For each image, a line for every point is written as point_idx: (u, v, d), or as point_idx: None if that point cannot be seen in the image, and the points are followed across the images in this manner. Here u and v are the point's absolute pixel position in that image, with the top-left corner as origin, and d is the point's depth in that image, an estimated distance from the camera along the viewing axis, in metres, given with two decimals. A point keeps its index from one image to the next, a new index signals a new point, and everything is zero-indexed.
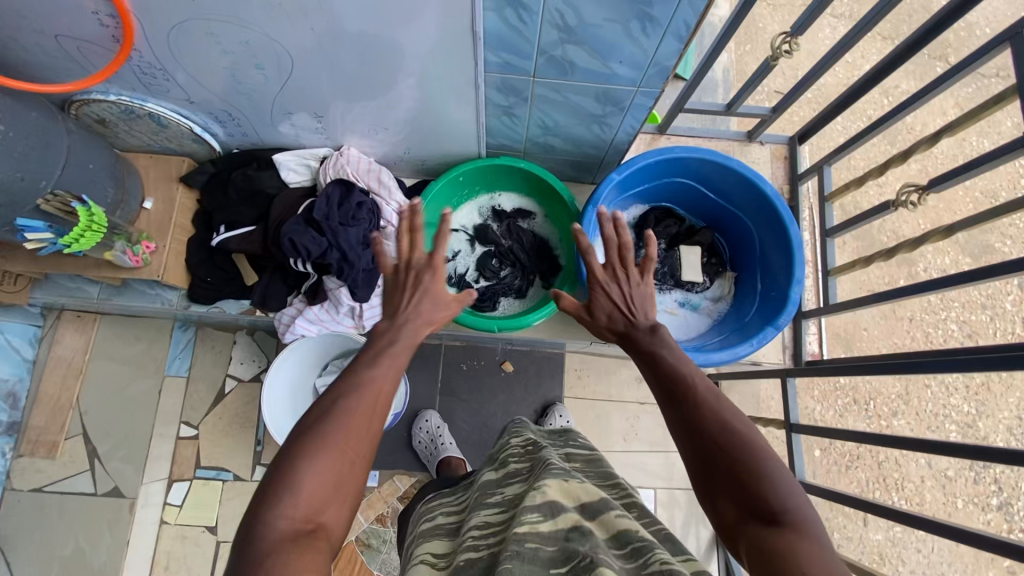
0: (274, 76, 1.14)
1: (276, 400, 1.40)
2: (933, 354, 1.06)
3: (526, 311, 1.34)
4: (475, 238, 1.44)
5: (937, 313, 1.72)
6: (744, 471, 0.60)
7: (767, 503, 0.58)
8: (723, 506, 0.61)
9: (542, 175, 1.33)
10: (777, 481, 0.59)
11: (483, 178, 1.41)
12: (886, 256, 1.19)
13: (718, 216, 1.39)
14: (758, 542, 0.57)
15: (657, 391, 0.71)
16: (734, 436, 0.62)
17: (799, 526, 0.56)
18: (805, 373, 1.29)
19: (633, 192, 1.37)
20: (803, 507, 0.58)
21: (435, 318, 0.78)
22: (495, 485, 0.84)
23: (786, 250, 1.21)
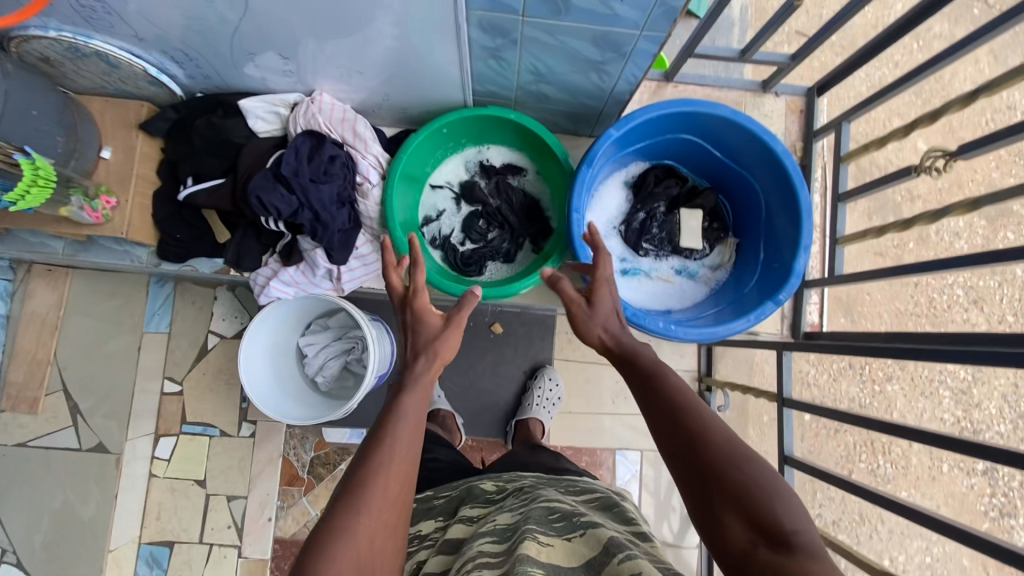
0: (228, 10, 1.00)
1: (257, 343, 1.35)
2: (937, 337, 1.00)
3: (514, 280, 1.27)
4: (460, 196, 1.35)
5: (946, 279, 1.63)
6: (753, 489, 0.66)
7: (775, 523, 0.64)
8: (733, 531, 0.66)
9: (534, 128, 1.22)
10: (783, 502, 0.65)
11: (469, 130, 1.29)
12: (900, 227, 1.10)
13: (723, 176, 1.29)
14: (770, 564, 0.62)
15: (658, 418, 0.78)
16: (740, 457, 0.69)
17: (807, 547, 0.62)
18: (803, 349, 1.24)
19: (631, 148, 1.26)
20: (808, 530, 0.64)
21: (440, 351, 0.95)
22: (491, 519, 0.90)
23: (794, 216, 1.12)
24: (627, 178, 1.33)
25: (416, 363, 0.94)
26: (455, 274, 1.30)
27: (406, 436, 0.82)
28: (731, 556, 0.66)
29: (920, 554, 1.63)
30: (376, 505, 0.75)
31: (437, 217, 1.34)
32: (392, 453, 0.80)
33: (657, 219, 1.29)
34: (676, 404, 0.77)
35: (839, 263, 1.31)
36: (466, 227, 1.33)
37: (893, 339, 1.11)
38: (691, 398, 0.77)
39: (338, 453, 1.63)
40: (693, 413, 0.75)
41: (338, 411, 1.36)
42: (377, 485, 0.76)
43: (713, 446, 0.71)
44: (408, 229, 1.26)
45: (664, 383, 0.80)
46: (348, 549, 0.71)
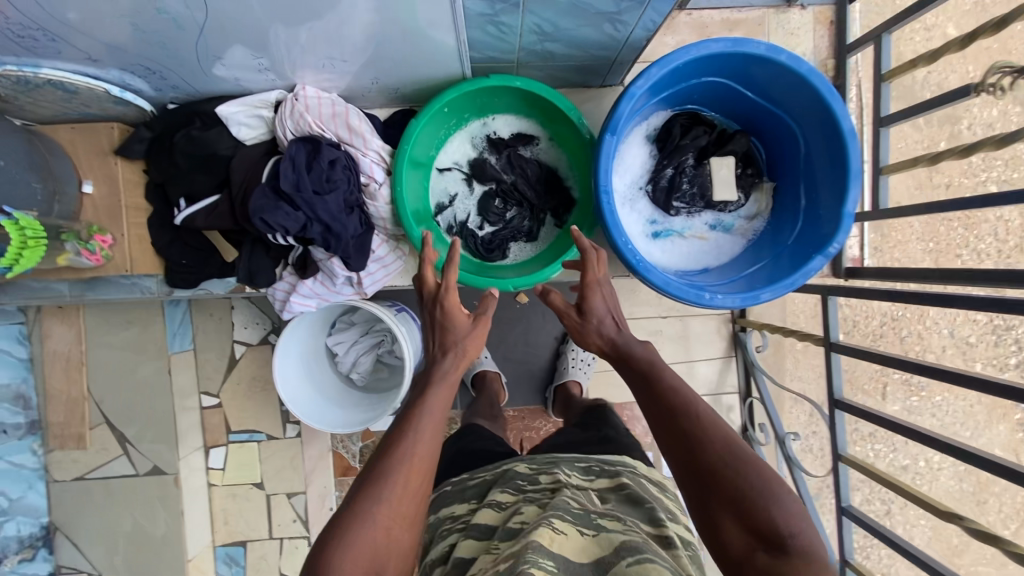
0: (186, 16, 0.88)
1: (289, 353, 1.32)
2: (1002, 275, 0.94)
3: (541, 262, 1.20)
4: (471, 176, 1.24)
5: (979, 175, 1.34)
6: (755, 499, 0.78)
7: (773, 526, 0.77)
8: (733, 539, 0.79)
9: (544, 93, 1.10)
10: (779, 509, 0.78)
11: (472, 103, 1.17)
12: (960, 153, 1.00)
13: (754, 116, 1.18)
14: (768, 565, 0.75)
15: (667, 431, 0.86)
16: (742, 471, 0.80)
17: (800, 545, 0.75)
18: (848, 293, 1.20)
19: (653, 99, 1.15)
20: (804, 530, 0.77)
21: (465, 349, 0.96)
22: (514, 508, 0.93)
23: (840, 157, 1.04)
24: (650, 129, 1.22)
25: (444, 360, 0.94)
26: (478, 263, 1.23)
27: (424, 433, 0.85)
28: (735, 553, 0.79)
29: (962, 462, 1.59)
30: (396, 500, 0.79)
31: (450, 203, 1.25)
32: (412, 450, 0.83)
33: (687, 172, 1.19)
34: (689, 420, 0.85)
35: (883, 194, 1.21)
36: (482, 210, 1.24)
37: (938, 276, 1.06)
38: (702, 413, 0.85)
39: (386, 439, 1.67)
40: (704, 429, 0.84)
41: (377, 414, 1.35)
42: (396, 482, 0.80)
43: (721, 460, 0.81)
44: (423, 224, 1.18)
45: (677, 399, 0.87)
46: (367, 539, 0.76)
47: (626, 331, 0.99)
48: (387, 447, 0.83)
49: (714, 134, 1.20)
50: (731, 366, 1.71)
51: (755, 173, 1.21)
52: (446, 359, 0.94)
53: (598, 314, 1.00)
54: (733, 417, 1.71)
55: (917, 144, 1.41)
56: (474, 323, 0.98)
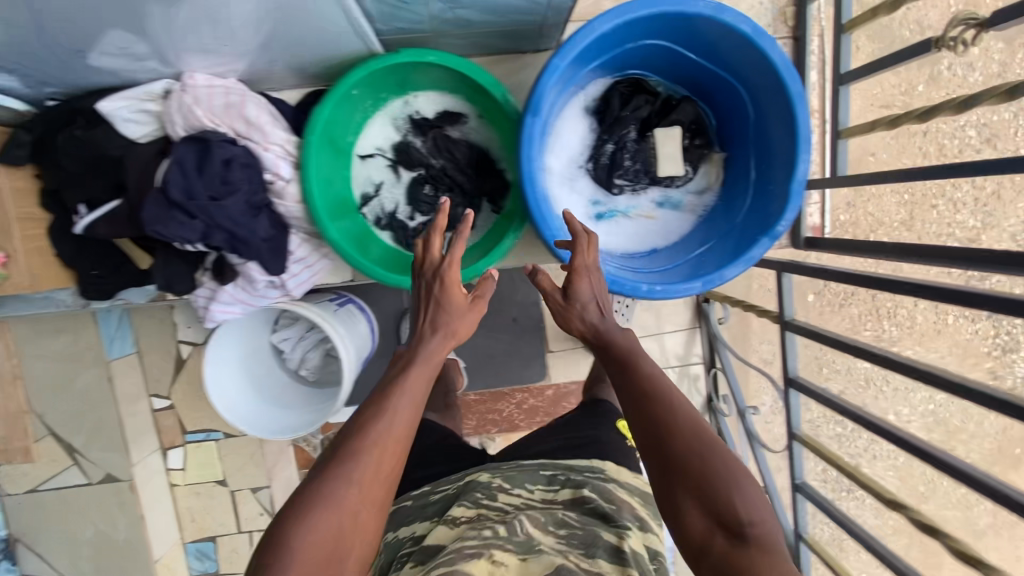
0: (21, 9, 0.75)
1: (223, 359, 1.25)
2: (953, 254, 0.87)
3: (478, 253, 1.10)
4: (397, 162, 1.13)
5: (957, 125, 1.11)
6: (714, 485, 0.69)
7: (731, 515, 0.68)
8: (692, 523, 0.70)
9: (463, 68, 0.98)
10: (744, 494, 0.68)
11: (387, 81, 1.05)
12: (921, 116, 0.91)
13: (701, 80, 1.07)
14: (726, 553, 0.67)
15: (634, 406, 0.77)
16: (710, 450, 0.71)
17: (757, 535, 0.67)
18: (801, 272, 1.13)
19: (588, 67, 1.03)
20: (764, 519, 0.68)
21: (456, 329, 0.88)
22: (465, 531, 0.90)
23: (789, 126, 0.94)
24: (589, 99, 1.10)
25: (432, 342, 0.85)
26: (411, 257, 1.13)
27: (400, 417, 0.76)
28: (689, 541, 0.70)
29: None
30: (365, 485, 0.71)
31: (376, 192, 1.14)
32: (387, 431, 0.75)
33: (630, 146, 1.09)
34: (658, 404, 0.75)
35: (842, 162, 1.14)
36: (410, 199, 1.13)
37: (902, 256, 0.97)
38: (672, 396, 0.75)
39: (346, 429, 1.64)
40: (671, 412, 0.74)
41: (317, 418, 1.28)
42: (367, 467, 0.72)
43: (684, 443, 0.72)
44: (345, 219, 1.07)
45: (647, 383, 0.77)
46: (330, 525, 0.68)
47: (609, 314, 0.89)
48: (358, 426, 0.75)
49: (659, 102, 1.09)
50: (696, 336, 1.66)
51: (704, 144, 1.11)
52: (436, 337, 0.85)
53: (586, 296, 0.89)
54: (698, 388, 1.67)
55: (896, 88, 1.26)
56: (471, 305, 0.91)
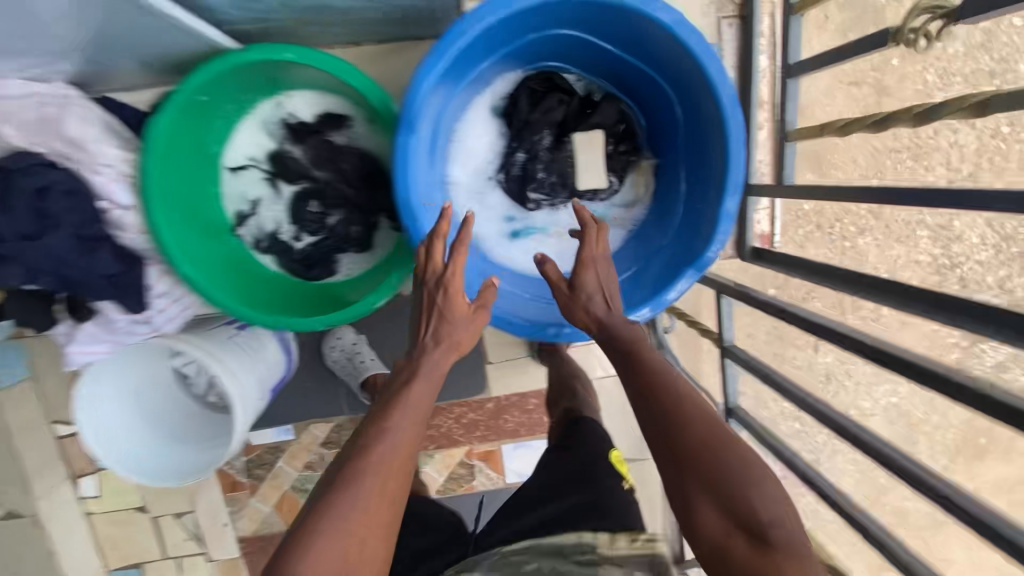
0: None
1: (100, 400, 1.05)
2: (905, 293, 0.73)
3: (373, 283, 0.95)
4: (274, 175, 0.95)
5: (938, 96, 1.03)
6: (732, 483, 0.58)
7: (751, 518, 0.57)
8: (707, 526, 0.59)
9: (327, 63, 0.78)
10: (762, 492, 0.58)
11: (244, 82, 0.85)
12: (877, 128, 0.76)
13: (624, 76, 0.90)
14: (746, 559, 0.56)
15: (640, 402, 0.66)
16: (720, 445, 0.60)
17: (784, 540, 0.56)
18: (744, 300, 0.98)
19: (487, 61, 0.85)
20: (786, 522, 0.57)
21: (460, 340, 0.76)
22: None
23: (721, 135, 0.78)
24: (497, 99, 0.93)
25: (438, 352, 0.73)
26: (300, 285, 0.98)
27: (406, 435, 0.66)
28: (704, 550, 0.59)
29: (886, 395, 1.25)
30: (368, 509, 0.61)
31: (253, 210, 0.97)
32: (393, 449, 0.65)
33: (544, 155, 0.93)
34: (665, 397, 0.64)
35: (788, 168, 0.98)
36: (294, 217, 0.96)
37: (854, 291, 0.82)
38: (679, 390, 0.65)
39: (272, 451, 1.55)
40: (679, 407, 0.63)
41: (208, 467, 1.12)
42: (373, 486, 0.62)
43: (695, 439, 0.61)
44: (212, 247, 0.91)
45: (652, 377, 0.67)
46: (332, 551, 0.58)
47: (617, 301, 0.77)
48: (365, 442, 0.65)
49: (577, 101, 0.93)
50: None
51: (632, 149, 0.96)
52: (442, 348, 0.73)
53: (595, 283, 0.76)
54: None
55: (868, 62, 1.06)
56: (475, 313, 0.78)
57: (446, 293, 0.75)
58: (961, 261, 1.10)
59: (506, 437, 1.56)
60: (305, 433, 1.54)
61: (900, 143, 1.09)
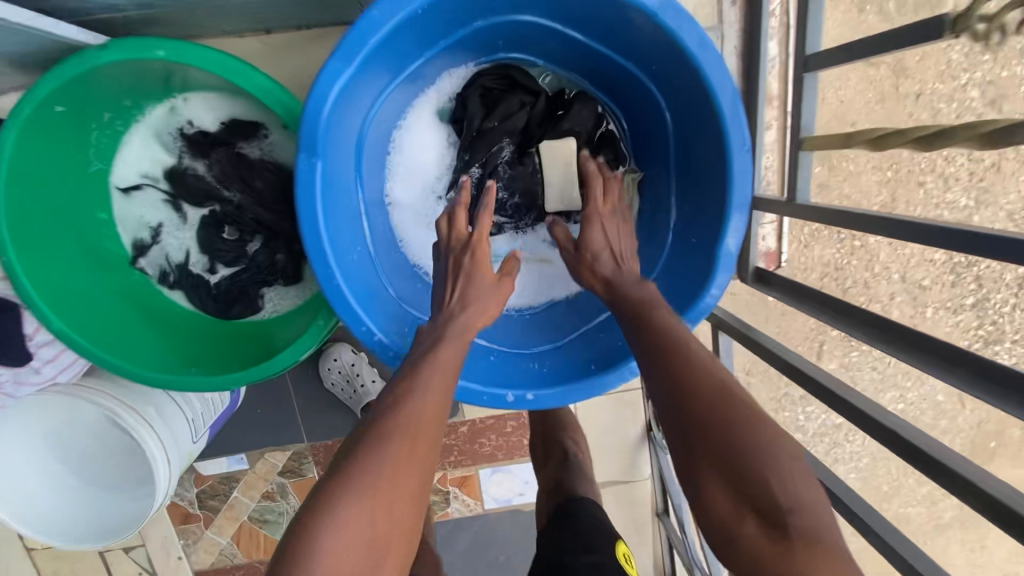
0: None
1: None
2: (933, 352, 0.56)
3: (300, 326, 0.78)
4: (176, 195, 0.78)
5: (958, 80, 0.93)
6: (741, 455, 0.43)
7: (765, 505, 0.42)
8: (712, 505, 0.44)
9: (216, 64, 0.61)
10: (779, 465, 0.42)
11: (118, 85, 0.68)
12: (922, 147, 0.58)
13: (602, 71, 0.72)
14: (761, 552, 0.41)
15: (648, 363, 0.54)
16: (730, 403, 0.46)
17: (811, 536, 0.40)
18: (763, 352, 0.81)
19: (426, 54, 0.67)
20: (817, 514, 0.41)
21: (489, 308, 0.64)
22: None
23: (721, 154, 0.61)
24: (444, 99, 0.75)
25: (468, 313, 0.62)
26: (214, 326, 0.81)
27: (433, 386, 0.54)
28: (713, 540, 0.45)
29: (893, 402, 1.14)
30: (399, 466, 0.48)
31: (155, 238, 0.80)
32: (421, 406, 0.53)
33: (504, 169, 0.76)
34: (677, 355, 0.51)
35: (805, 182, 0.78)
36: (204, 245, 0.80)
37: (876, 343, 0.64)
38: (690, 348, 0.51)
39: (226, 481, 1.34)
40: (687, 368, 0.50)
41: (116, 535, 0.93)
42: (399, 440, 0.49)
43: (700, 405, 0.47)
44: (99, 286, 0.75)
45: (662, 335, 0.54)
46: (358, 518, 0.45)
47: (629, 267, 0.64)
48: (387, 400, 0.53)
49: (544, 101, 0.75)
50: None
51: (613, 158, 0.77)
52: (463, 322, 0.60)
53: (602, 238, 0.66)
54: None
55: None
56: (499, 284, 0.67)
57: (471, 254, 0.64)
58: (977, 260, 1.04)
59: (484, 462, 1.20)
60: (261, 462, 1.31)
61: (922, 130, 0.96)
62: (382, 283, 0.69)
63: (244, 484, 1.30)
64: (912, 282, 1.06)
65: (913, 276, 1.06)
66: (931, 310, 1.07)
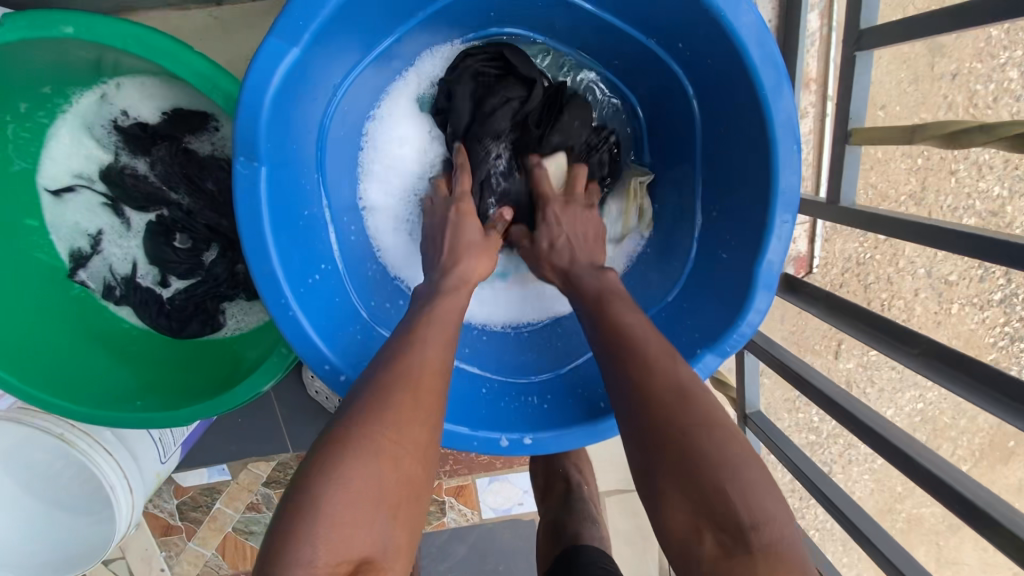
0: None
1: None
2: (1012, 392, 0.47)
3: (264, 349, 0.66)
4: (116, 197, 0.67)
5: (995, 59, 0.89)
6: (695, 466, 0.37)
7: (725, 522, 0.35)
8: (670, 517, 0.37)
9: (145, 44, 0.50)
10: (747, 472, 0.37)
11: (30, 68, 0.56)
12: (1021, 146, 0.47)
13: (614, 50, 0.60)
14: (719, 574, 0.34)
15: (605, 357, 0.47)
16: (695, 404, 0.40)
17: (772, 556, 0.34)
18: (793, 372, 0.69)
19: (401, 28, 0.55)
20: (783, 528, 0.35)
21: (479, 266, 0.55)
22: None
23: (763, 154, 0.50)
24: (425, 85, 0.64)
25: (462, 266, 0.53)
26: (163, 347, 0.70)
27: (434, 337, 0.46)
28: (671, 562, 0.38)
29: (911, 400, 1.08)
30: (405, 421, 0.40)
31: (94, 248, 0.69)
32: (423, 355, 0.44)
33: (500, 181, 0.63)
34: (634, 351, 0.45)
35: (850, 183, 0.67)
36: (151, 255, 0.69)
37: (938, 378, 0.53)
38: (644, 349, 0.44)
39: (208, 494, 1.03)
40: (643, 371, 0.43)
41: (63, 564, 0.85)
42: (401, 393, 0.41)
43: (656, 411, 0.40)
44: (27, 306, 0.65)
45: (618, 333, 0.46)
46: (365, 473, 0.37)
47: (584, 252, 0.57)
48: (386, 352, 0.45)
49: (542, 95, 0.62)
50: None
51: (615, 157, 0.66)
52: (455, 275, 0.52)
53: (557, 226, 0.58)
54: None
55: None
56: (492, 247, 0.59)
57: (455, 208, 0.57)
58: None
59: (481, 470, 1.01)
60: (243, 473, 1.02)
61: (954, 113, 0.89)
62: (355, 306, 0.58)
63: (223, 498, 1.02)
64: (937, 277, 0.99)
65: (939, 271, 0.99)
66: (956, 306, 1.01)
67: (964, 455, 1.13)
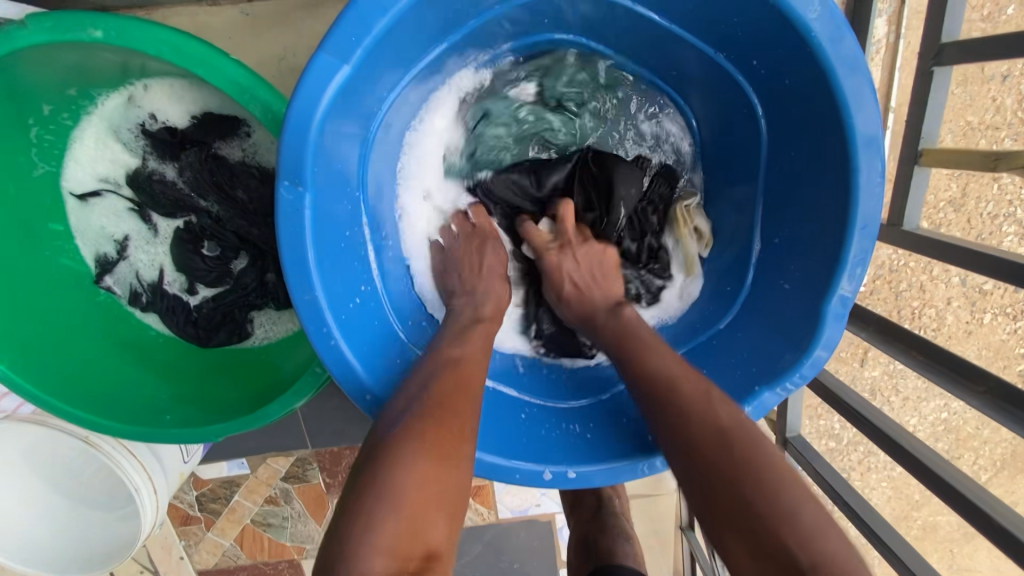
0: None
1: None
2: None
3: (298, 361, 0.63)
4: (143, 201, 0.65)
5: None
6: (747, 499, 0.38)
7: (782, 561, 0.36)
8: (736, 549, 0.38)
9: (183, 51, 0.47)
10: (790, 503, 0.37)
11: (56, 70, 0.54)
12: None
13: (679, 63, 0.56)
14: None
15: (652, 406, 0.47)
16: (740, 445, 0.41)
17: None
18: (844, 409, 0.67)
19: (453, 36, 0.52)
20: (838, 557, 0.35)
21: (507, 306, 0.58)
22: None
23: (838, 184, 0.47)
24: (458, 106, 0.60)
25: None
26: (192, 356, 0.68)
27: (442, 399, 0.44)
28: None
29: (935, 410, 1.00)
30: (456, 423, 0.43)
31: (119, 253, 0.67)
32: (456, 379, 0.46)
33: None
34: (679, 402, 0.45)
35: (914, 204, 0.62)
36: (178, 263, 0.67)
37: (1004, 420, 0.50)
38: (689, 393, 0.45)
39: (228, 486, 1.01)
40: (688, 415, 0.44)
41: (84, 565, 0.83)
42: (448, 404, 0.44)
43: (708, 451, 0.42)
44: (57, 310, 0.64)
45: (660, 378, 0.47)
46: (430, 473, 0.39)
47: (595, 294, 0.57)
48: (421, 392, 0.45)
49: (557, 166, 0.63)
50: None
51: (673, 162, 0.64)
52: None
53: (556, 270, 0.59)
54: None
55: (977, 8, 0.74)
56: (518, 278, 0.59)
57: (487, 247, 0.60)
58: None
59: None
60: (262, 468, 1.00)
61: (1001, 117, 0.81)
62: (393, 328, 0.56)
63: (246, 488, 0.99)
64: (972, 285, 0.90)
65: (974, 280, 0.90)
66: (988, 316, 0.92)
67: (984, 464, 1.05)
